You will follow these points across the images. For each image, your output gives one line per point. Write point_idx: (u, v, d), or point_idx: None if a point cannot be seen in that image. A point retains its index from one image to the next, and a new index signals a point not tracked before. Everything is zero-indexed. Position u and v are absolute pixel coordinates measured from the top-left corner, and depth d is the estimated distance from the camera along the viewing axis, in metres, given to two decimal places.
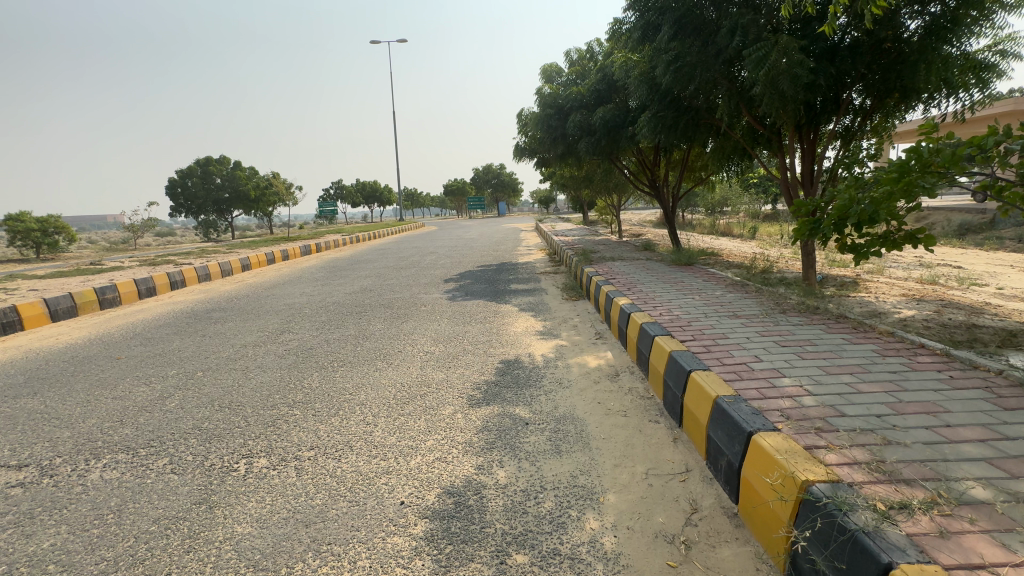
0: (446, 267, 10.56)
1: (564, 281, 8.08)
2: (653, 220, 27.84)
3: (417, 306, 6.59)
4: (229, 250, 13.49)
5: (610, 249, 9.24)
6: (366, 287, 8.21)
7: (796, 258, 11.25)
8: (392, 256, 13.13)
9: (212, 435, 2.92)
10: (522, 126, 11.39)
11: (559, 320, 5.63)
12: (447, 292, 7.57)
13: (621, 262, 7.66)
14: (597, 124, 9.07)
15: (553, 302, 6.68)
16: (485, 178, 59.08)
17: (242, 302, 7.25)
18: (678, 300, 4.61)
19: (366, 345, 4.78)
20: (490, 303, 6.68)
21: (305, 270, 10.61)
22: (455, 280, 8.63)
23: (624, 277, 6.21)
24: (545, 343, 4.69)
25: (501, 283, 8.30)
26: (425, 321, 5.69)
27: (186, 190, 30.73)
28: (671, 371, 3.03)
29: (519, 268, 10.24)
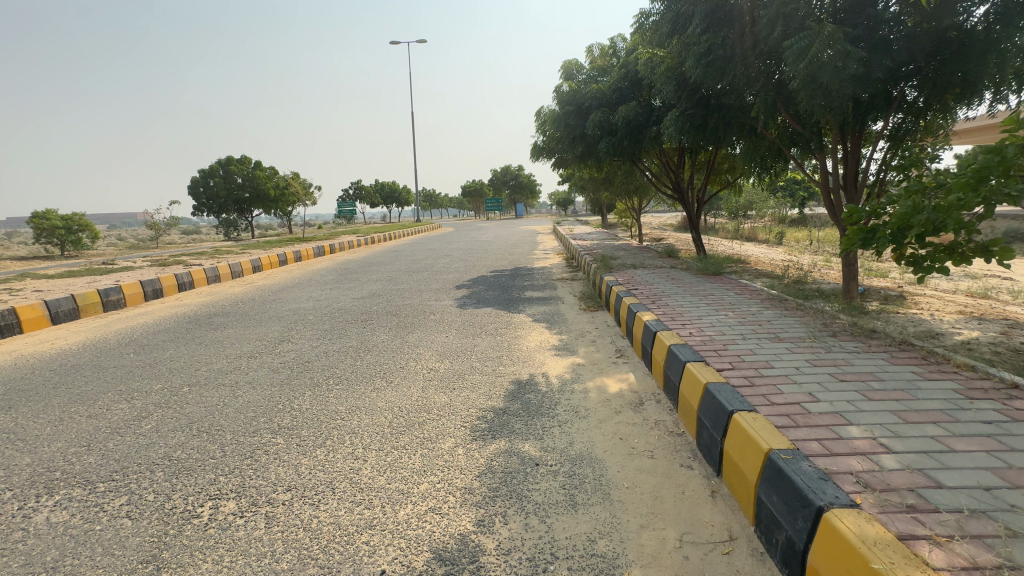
0: (459, 271, 10.20)
1: (582, 289, 7.64)
2: (674, 224, 27.12)
3: (425, 314, 6.24)
4: (243, 250, 13.39)
5: (631, 255, 8.76)
6: (375, 291, 7.92)
7: (830, 268, 10.59)
8: (405, 258, 12.83)
9: (181, 468, 2.60)
10: (540, 125, 10.98)
11: (576, 333, 5.21)
12: (459, 299, 7.20)
13: (642, 270, 7.18)
14: (619, 123, 8.63)
15: (570, 313, 6.25)
16: (503, 179, 58.77)
17: (247, 306, 7.02)
18: (709, 317, 4.14)
19: (367, 359, 4.43)
20: (502, 312, 6.28)
21: (316, 272, 10.37)
22: (468, 286, 8.27)
23: (647, 287, 5.74)
24: (560, 361, 4.27)
25: (515, 290, 7.90)
26: (432, 332, 5.33)
27: (208, 189, 31.21)
28: (707, 407, 2.58)
29: (534, 273, 9.84)
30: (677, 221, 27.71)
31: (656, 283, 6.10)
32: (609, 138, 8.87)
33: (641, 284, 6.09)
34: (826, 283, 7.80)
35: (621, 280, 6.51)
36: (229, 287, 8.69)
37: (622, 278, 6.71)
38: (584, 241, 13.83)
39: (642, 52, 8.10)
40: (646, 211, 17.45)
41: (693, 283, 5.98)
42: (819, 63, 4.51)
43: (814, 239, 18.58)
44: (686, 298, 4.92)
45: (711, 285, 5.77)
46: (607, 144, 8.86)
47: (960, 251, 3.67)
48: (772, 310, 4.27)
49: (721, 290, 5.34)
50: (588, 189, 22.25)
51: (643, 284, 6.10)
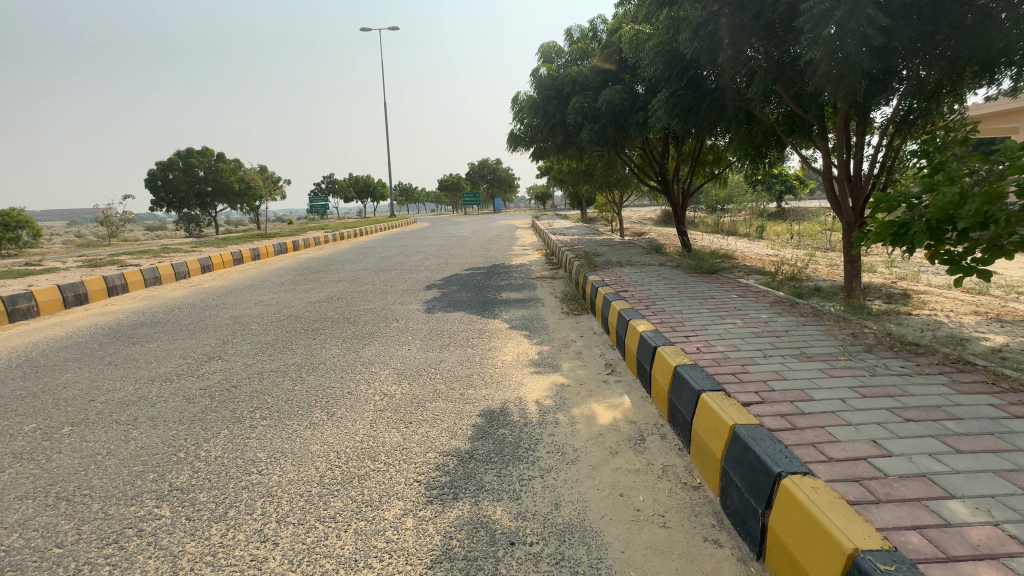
0: (430, 269, 9.43)
1: (563, 289, 6.99)
2: (654, 219, 26.77)
3: (386, 322, 5.46)
4: (193, 248, 12.28)
5: (616, 251, 8.15)
6: (335, 294, 7.10)
7: (819, 263, 10.20)
8: (373, 255, 11.94)
9: (8, 565, 1.83)
10: (517, 113, 10.24)
11: (559, 343, 4.54)
12: (427, 303, 6.45)
13: (630, 268, 6.56)
14: (602, 108, 7.98)
15: (550, 317, 5.57)
16: (481, 173, 57.75)
17: (184, 313, 6.14)
18: (715, 326, 3.53)
19: (308, 382, 3.66)
20: (475, 318, 5.56)
21: (272, 272, 9.45)
22: (438, 286, 7.53)
23: (637, 288, 5.11)
24: (540, 381, 3.59)
25: (490, 292, 7.19)
26: (392, 345, 4.58)
27: (167, 183, 29.50)
28: (743, 465, 1.97)
29: (512, 271, 9.15)
30: (656, 215, 27.41)
31: (647, 281, 5.49)
32: (591, 126, 8.21)
33: (630, 283, 5.47)
34: (821, 280, 7.33)
35: (609, 279, 5.88)
36: (170, 290, 7.75)
37: (609, 277, 6.08)
38: (564, 236, 13.20)
39: (627, 31, 7.44)
40: (626, 204, 16.90)
41: (687, 282, 5.40)
42: (836, 32, 3.93)
43: (794, 234, 18.41)
44: (684, 303, 4.31)
45: (708, 285, 5.19)
46: (590, 131, 8.19)
47: (1006, 248, 3.10)
48: (786, 317, 3.70)
49: (720, 291, 4.75)
50: (567, 182, 21.69)
51: (632, 283, 5.48)
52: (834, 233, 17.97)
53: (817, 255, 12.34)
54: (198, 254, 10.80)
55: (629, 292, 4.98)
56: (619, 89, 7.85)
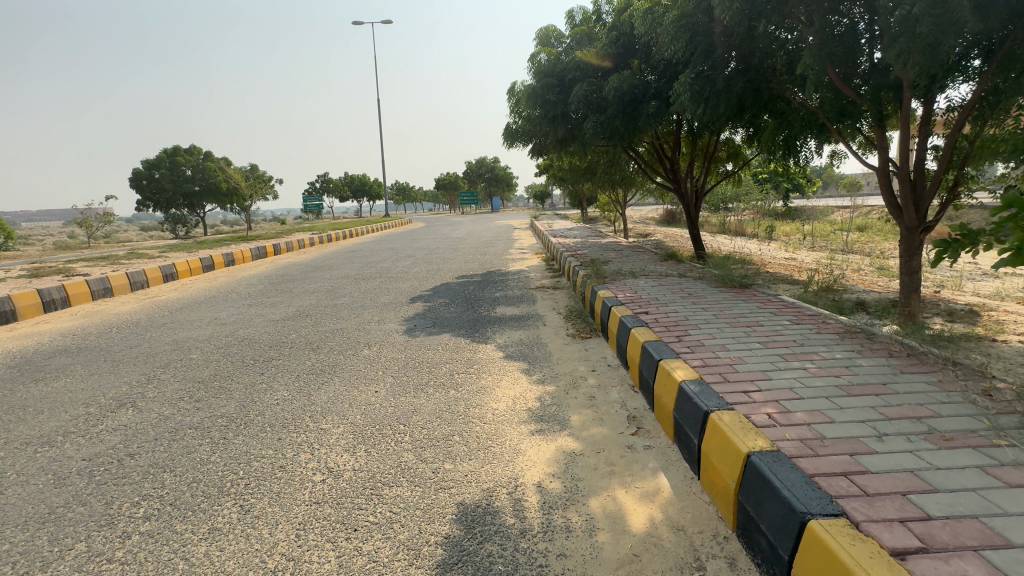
0: (418, 278, 8.50)
1: (566, 303, 6.07)
2: (656, 220, 25.93)
3: (354, 349, 4.52)
4: (163, 252, 11.29)
5: (626, 258, 7.23)
6: (304, 310, 6.17)
7: (845, 269, 9.31)
8: (357, 261, 10.97)
9: None
10: (515, 104, 9.29)
11: (566, 382, 3.61)
12: (409, 321, 5.50)
13: (644, 279, 5.61)
14: (609, 96, 7.03)
15: (553, 342, 4.63)
16: (478, 172, 56.75)
17: (119, 336, 5.19)
18: (781, 374, 2.59)
19: (231, 447, 2.73)
20: (462, 344, 4.61)
21: (241, 281, 8.48)
22: (424, 299, 6.60)
23: (660, 308, 4.17)
24: (544, 446, 2.65)
25: (483, 306, 6.24)
26: (355, 384, 3.64)
27: (153, 182, 28.52)
28: None
29: (509, 279, 8.23)
30: (659, 215, 26.58)
31: (668, 298, 4.55)
32: (597, 117, 7.27)
33: (649, 300, 4.53)
34: (860, 291, 6.42)
35: (624, 293, 4.93)
36: (119, 304, 6.80)
37: (622, 290, 5.14)
38: (566, 239, 12.28)
39: (640, 8, 6.50)
40: (631, 204, 15.96)
41: (718, 299, 4.45)
42: None
43: (806, 234, 17.50)
44: (725, 333, 3.38)
45: (744, 303, 4.26)
46: (596, 123, 7.25)
47: None
48: (871, 357, 2.75)
49: (764, 314, 3.81)
50: (567, 181, 20.82)
51: (653, 300, 4.54)
52: (848, 235, 17.13)
53: (837, 260, 11.43)
54: (163, 260, 9.83)
55: (652, 313, 4.04)
56: (629, 74, 6.93)
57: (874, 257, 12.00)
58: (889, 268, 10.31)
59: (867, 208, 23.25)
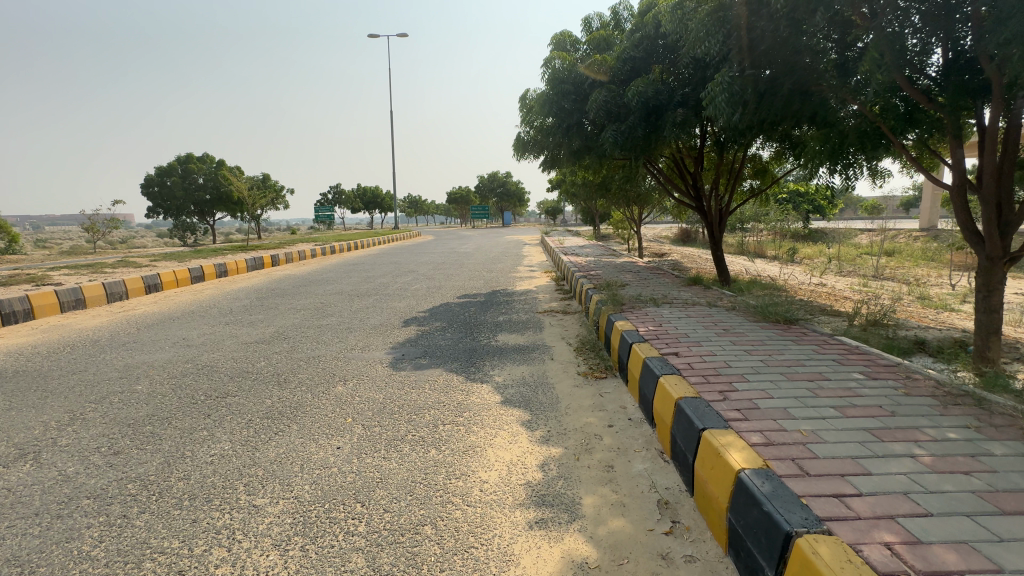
0: (417, 296, 7.86)
1: (577, 332, 5.35)
2: (671, 239, 25.18)
3: (326, 385, 3.84)
4: (154, 261, 10.78)
5: (645, 282, 6.52)
6: (284, 331, 5.53)
7: (884, 299, 8.49)
8: (356, 275, 10.36)
9: None
10: (527, 113, 8.68)
11: (576, 442, 2.88)
12: (396, 349, 4.82)
13: (668, 308, 4.87)
14: (631, 103, 6.40)
15: (561, 382, 3.91)
16: (490, 186, 56.52)
17: (68, 358, 4.55)
18: (884, 466, 1.83)
19: (126, 533, 2.04)
20: (453, 381, 3.90)
21: (227, 296, 7.89)
22: (419, 322, 5.92)
23: (692, 349, 3.42)
24: (544, 553, 1.92)
25: (483, 333, 5.54)
26: (316, 436, 2.95)
27: (164, 189, 28.48)
28: None
29: (514, 300, 7.53)
30: (674, 234, 25.83)
31: (701, 335, 3.79)
32: (616, 125, 6.63)
33: (677, 337, 3.77)
34: (913, 326, 5.62)
35: (647, 326, 4.18)
36: (86, 318, 6.21)
37: (643, 321, 4.39)
38: (577, 257, 11.59)
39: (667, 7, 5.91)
40: (646, 222, 15.25)
41: (762, 337, 3.69)
42: None
43: (831, 258, 16.61)
44: (783, 391, 2.61)
45: (795, 345, 3.49)
46: (615, 132, 6.60)
47: None
48: (1001, 440, 1.99)
49: (826, 363, 3.04)
50: (580, 197, 20.23)
51: (682, 337, 3.78)
52: (875, 260, 16.28)
53: (870, 287, 10.58)
54: (150, 269, 9.28)
55: (684, 356, 3.29)
56: (653, 79, 6.29)
57: (910, 286, 11.13)
58: (931, 298, 9.47)
59: (893, 232, 22.29)
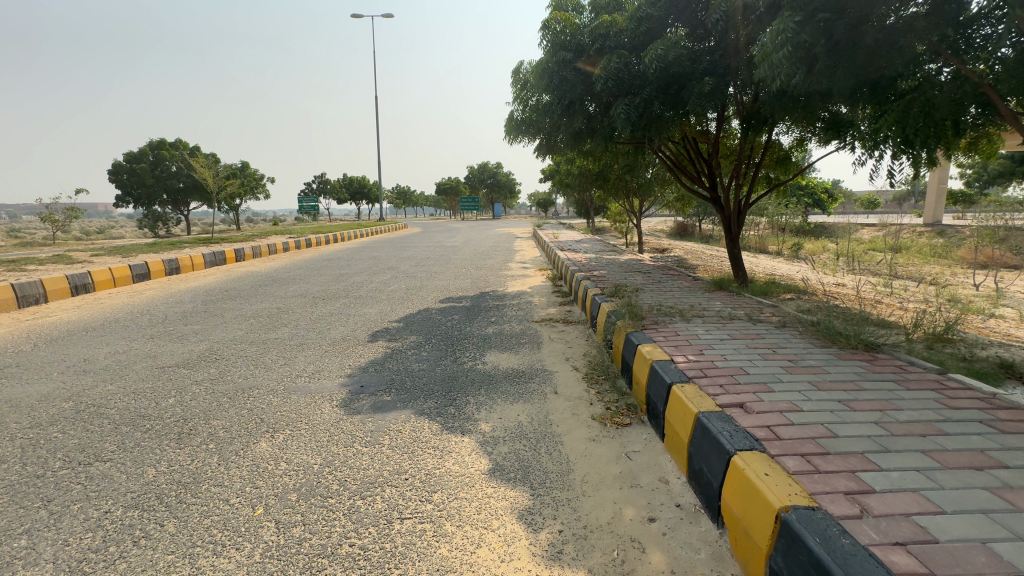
0: (394, 299, 6.76)
1: (584, 351, 4.33)
2: (669, 233, 24.22)
3: (245, 439, 2.76)
4: (98, 254, 9.51)
5: (660, 287, 5.50)
6: (218, 350, 4.40)
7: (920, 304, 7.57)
8: (327, 272, 9.20)
9: None
10: (521, 88, 7.59)
11: (606, 556, 1.85)
12: (354, 379, 3.73)
13: (702, 324, 3.83)
14: (647, 70, 5.34)
15: (570, 432, 2.86)
16: (480, 177, 55.11)
17: None
18: None
19: None
20: (423, 433, 2.84)
21: (169, 299, 6.72)
22: (389, 337, 4.83)
23: (764, 399, 2.37)
24: None
25: (467, 350, 4.48)
26: (196, 547, 1.88)
27: (133, 176, 26.76)
28: None
29: (505, 305, 6.47)
30: (670, 228, 24.92)
31: (762, 370, 2.76)
32: (628, 99, 5.61)
33: (733, 374, 2.73)
34: (985, 343, 4.67)
35: (684, 353, 3.12)
36: None
37: (676, 345, 3.33)
38: (574, 253, 10.56)
39: None
40: (646, 215, 14.23)
41: (848, 375, 2.67)
42: None
43: (839, 254, 15.74)
44: (955, 503, 1.60)
45: (904, 390, 2.47)
46: (627, 106, 5.57)
47: None
48: None
49: (979, 432, 2.03)
50: (575, 188, 19.15)
51: (739, 374, 2.74)
52: (884, 257, 15.48)
53: (892, 288, 9.68)
54: (83, 265, 8.01)
55: (757, 413, 2.24)
56: (676, 41, 5.23)
57: (935, 287, 10.26)
58: (966, 302, 8.56)
59: (897, 227, 21.56)
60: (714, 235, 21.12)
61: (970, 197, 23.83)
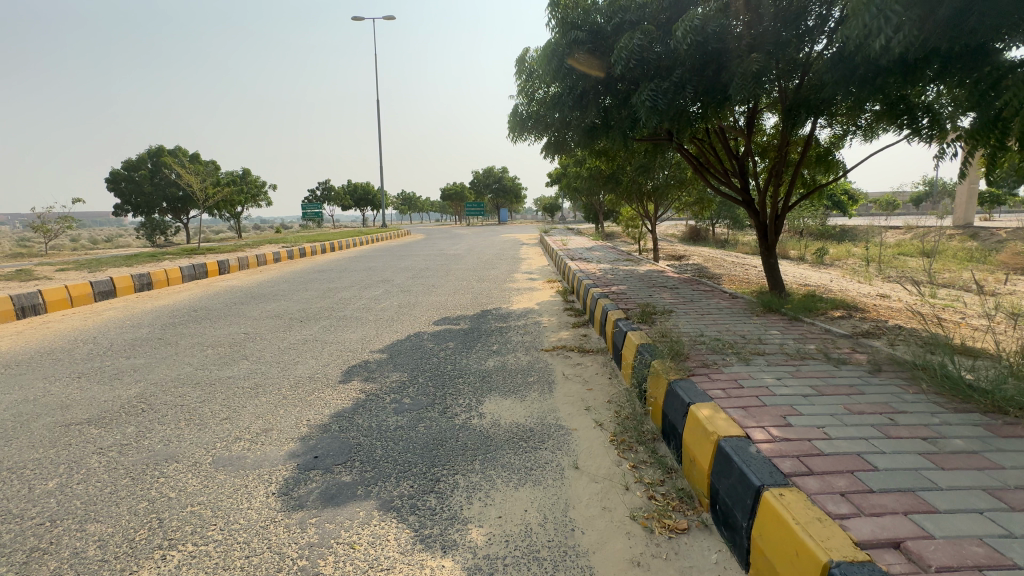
0: (382, 321, 5.87)
1: (608, 398, 3.40)
2: (682, 238, 23.21)
3: (120, 566, 1.85)
4: (67, 269, 8.73)
5: (697, 309, 4.56)
6: (149, 398, 3.51)
7: (988, 321, 6.55)
8: (314, 287, 8.34)
9: None
10: (527, 80, 6.72)
11: None
12: (309, 444, 2.83)
13: (769, 370, 2.87)
14: (679, 47, 4.44)
15: (601, 549, 1.93)
16: (486, 182, 54.51)
17: None
18: None
19: None
20: (385, 552, 1.93)
21: (125, 323, 5.87)
22: (366, 376, 3.94)
23: (939, 538, 1.41)
24: None
25: (461, 395, 3.57)
26: None
27: (131, 184, 26.24)
28: None
29: (510, 328, 5.55)
30: (683, 233, 23.91)
31: (895, 462, 1.81)
32: (655, 83, 4.72)
33: (853, 470, 1.77)
34: None
35: (762, 425, 2.15)
36: None
37: (745, 406, 2.36)
38: (586, 263, 9.62)
39: None
40: (661, 219, 13.26)
41: None
42: None
43: (868, 260, 14.70)
44: None
45: None
46: (654, 91, 4.68)
47: None
48: None
49: None
50: (584, 192, 18.26)
51: (862, 470, 1.78)
52: (917, 262, 14.44)
53: (942, 300, 8.66)
54: (40, 283, 7.19)
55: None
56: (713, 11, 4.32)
57: (990, 298, 9.19)
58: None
59: (925, 229, 20.38)
60: (730, 240, 20.08)
61: (1000, 197, 22.66)
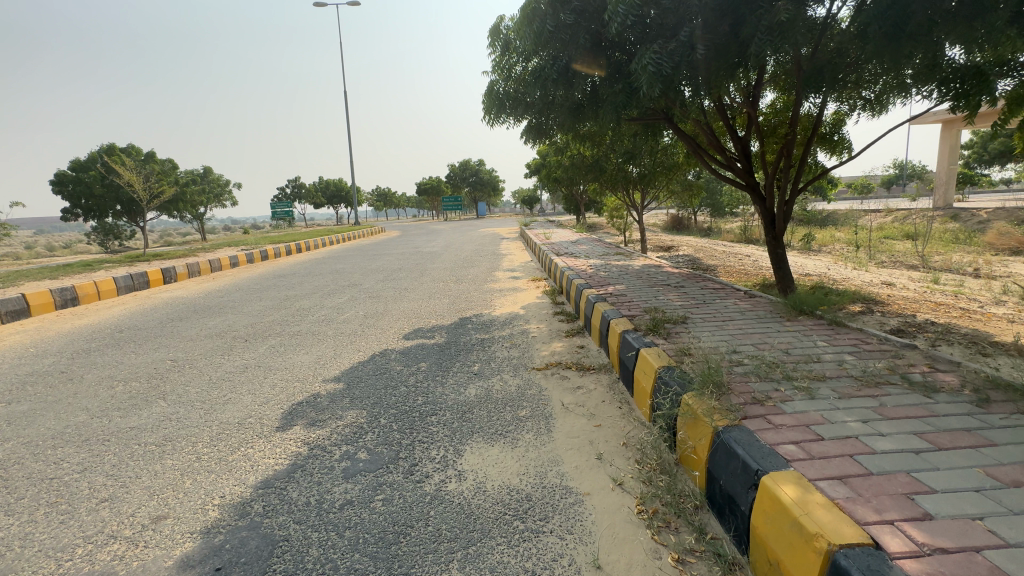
0: (343, 337, 4.99)
1: (625, 442, 2.62)
2: (665, 228, 22.72)
3: None
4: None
5: (717, 315, 3.82)
6: (7, 468, 2.57)
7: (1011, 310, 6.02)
8: (269, 296, 7.36)
9: None
10: (502, 53, 5.86)
11: None
12: (214, 543, 1.98)
13: (846, 408, 2.13)
14: None
15: None
16: (463, 176, 53.38)
17: None
18: None
19: None
20: None
21: (27, 351, 4.83)
22: (312, 419, 3.08)
23: None
24: None
25: (434, 443, 2.75)
26: None
27: (80, 184, 24.34)
28: None
29: (494, 340, 4.73)
30: (666, 222, 23.43)
31: None
32: (658, 44, 3.95)
33: None
34: None
35: (890, 521, 1.41)
36: None
37: (844, 479, 1.61)
38: (573, 258, 8.86)
39: None
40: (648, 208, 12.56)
41: None
42: None
43: (857, 244, 14.35)
44: None
45: None
46: (657, 53, 3.91)
47: None
48: None
49: None
50: (564, 181, 17.49)
51: None
52: (906, 246, 14.14)
53: (948, 286, 8.18)
54: None
55: None
56: None
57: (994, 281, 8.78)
58: None
59: (905, 211, 20.30)
60: (714, 228, 19.63)
61: (974, 177, 22.80)
